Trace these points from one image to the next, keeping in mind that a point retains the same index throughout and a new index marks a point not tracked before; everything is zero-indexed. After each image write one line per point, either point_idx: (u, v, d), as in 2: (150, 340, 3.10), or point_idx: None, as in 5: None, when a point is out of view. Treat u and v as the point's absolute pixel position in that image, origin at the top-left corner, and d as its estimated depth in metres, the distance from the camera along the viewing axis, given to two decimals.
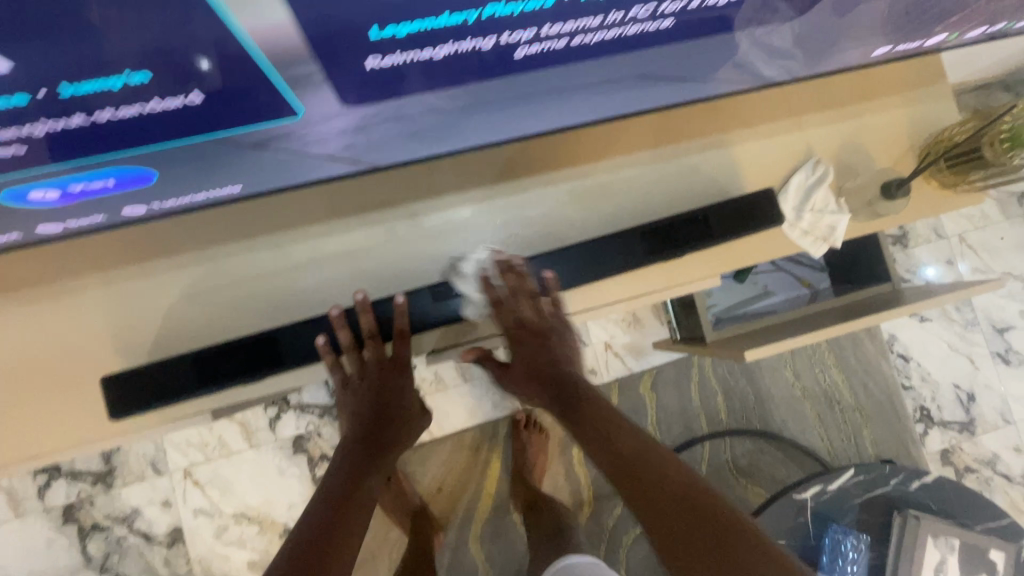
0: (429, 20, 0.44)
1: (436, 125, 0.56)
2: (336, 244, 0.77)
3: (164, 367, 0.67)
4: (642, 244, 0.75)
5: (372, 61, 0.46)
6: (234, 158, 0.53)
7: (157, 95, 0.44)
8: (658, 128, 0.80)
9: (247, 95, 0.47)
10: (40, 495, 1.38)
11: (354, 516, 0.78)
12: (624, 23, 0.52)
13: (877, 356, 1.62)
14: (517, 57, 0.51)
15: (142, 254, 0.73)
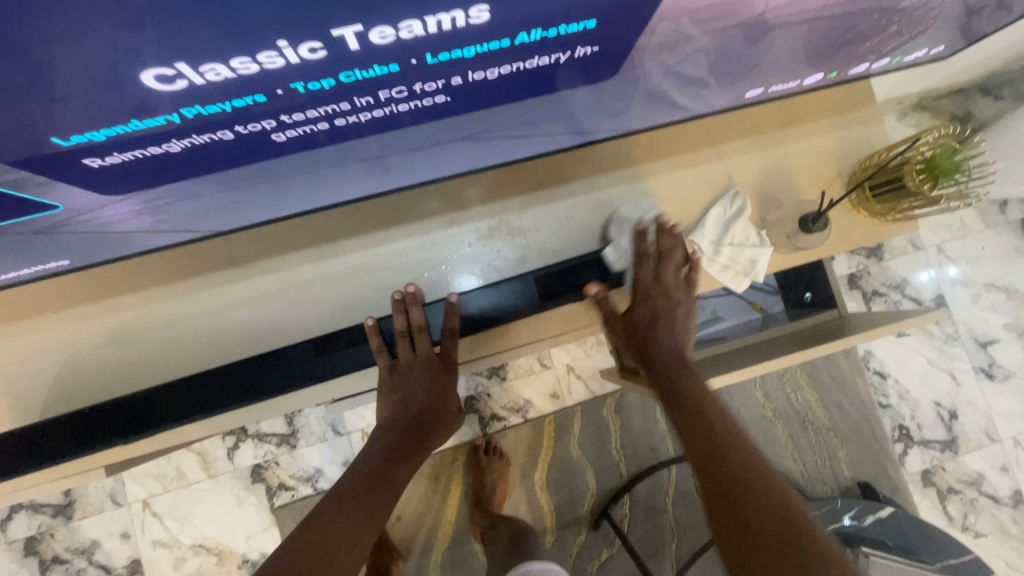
0: (119, 126, 0.38)
1: (248, 197, 0.53)
2: (230, 294, 0.74)
3: (40, 431, 0.70)
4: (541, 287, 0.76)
5: (95, 161, 0.42)
6: (40, 241, 0.50)
7: None
8: (568, 163, 0.78)
9: None
10: (2, 527, 1.40)
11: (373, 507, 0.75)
12: (398, 102, 0.45)
13: (852, 374, 1.56)
14: (276, 141, 0.46)
15: (36, 308, 0.71)
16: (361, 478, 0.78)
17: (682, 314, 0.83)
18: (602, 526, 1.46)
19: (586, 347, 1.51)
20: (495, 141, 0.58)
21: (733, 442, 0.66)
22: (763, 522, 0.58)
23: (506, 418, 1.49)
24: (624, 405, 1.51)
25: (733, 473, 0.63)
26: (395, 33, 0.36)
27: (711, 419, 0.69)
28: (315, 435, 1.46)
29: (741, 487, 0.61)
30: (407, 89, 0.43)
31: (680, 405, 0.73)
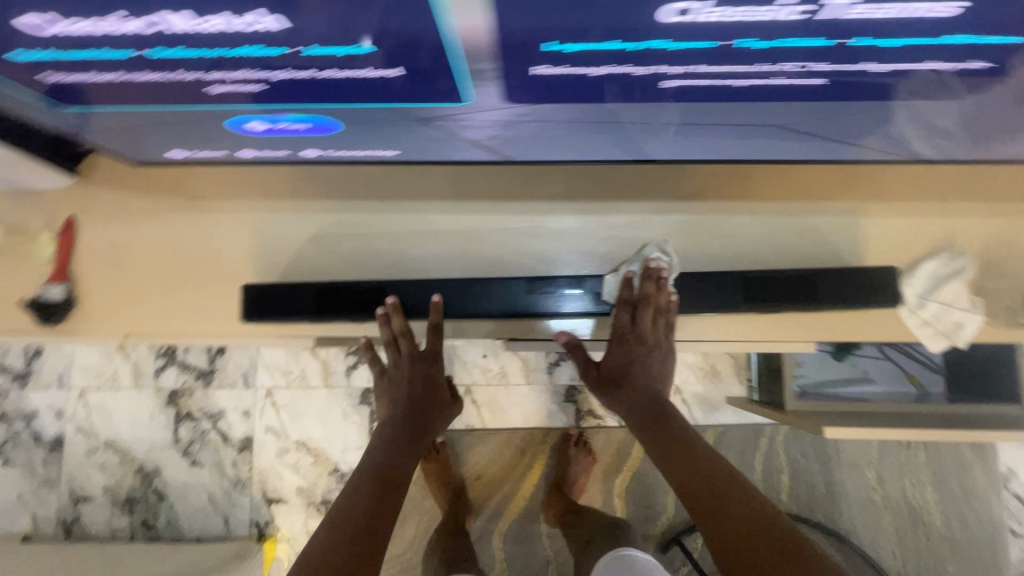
0: (596, 42, 0.36)
1: (580, 137, 0.52)
2: (446, 223, 0.84)
3: (292, 290, 0.84)
4: (742, 289, 0.78)
5: (541, 70, 0.38)
6: (407, 130, 0.49)
7: (355, 66, 0.37)
8: (782, 179, 0.80)
9: (431, 80, 0.39)
10: (157, 374, 1.63)
11: (387, 495, 0.91)
12: (784, 74, 0.42)
13: (984, 488, 1.43)
14: (663, 87, 0.42)
15: (299, 193, 0.85)
16: (369, 472, 0.94)
17: (657, 358, 0.93)
18: (671, 550, 1.45)
19: (699, 374, 1.50)
20: (791, 132, 0.57)
21: (709, 459, 0.83)
22: (736, 522, 0.75)
23: (602, 417, 1.51)
24: (723, 442, 1.48)
25: (719, 483, 0.80)
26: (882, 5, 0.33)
27: (687, 443, 0.86)
28: None
29: (717, 495, 0.79)
30: (807, 66, 0.41)
31: (670, 436, 0.88)
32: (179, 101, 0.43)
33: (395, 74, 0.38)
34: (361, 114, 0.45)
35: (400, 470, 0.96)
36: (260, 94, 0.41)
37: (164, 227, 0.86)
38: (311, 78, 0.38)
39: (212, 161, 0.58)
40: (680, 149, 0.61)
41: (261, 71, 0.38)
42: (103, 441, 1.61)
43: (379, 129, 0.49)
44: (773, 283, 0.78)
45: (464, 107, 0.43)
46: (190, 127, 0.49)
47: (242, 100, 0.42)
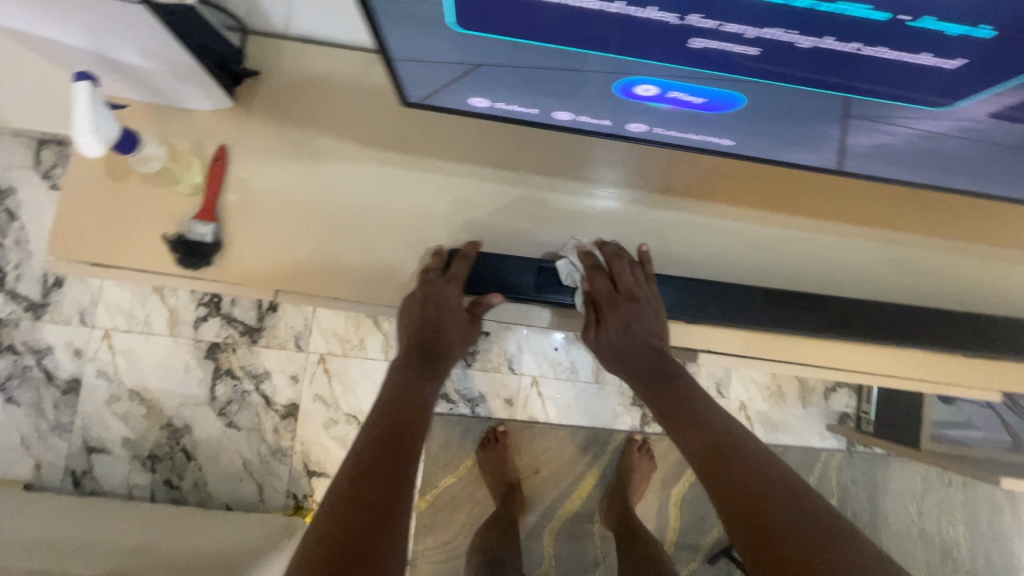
0: None
1: (948, 160, 0.52)
2: (643, 213, 0.77)
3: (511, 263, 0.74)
4: (989, 332, 0.75)
5: None
6: (800, 124, 0.46)
7: (923, 50, 0.34)
8: (999, 221, 0.77)
9: (962, 79, 0.36)
10: (195, 325, 1.49)
11: (410, 418, 0.73)
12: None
13: (1014, 531, 1.51)
14: None
15: (491, 159, 0.77)
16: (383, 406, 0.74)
17: (654, 314, 0.74)
18: (719, 563, 1.47)
19: (765, 393, 1.52)
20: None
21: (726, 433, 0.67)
22: (742, 487, 0.60)
23: None
24: None
25: (732, 453, 0.64)
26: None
27: (693, 411, 0.71)
28: (491, 363, 1.50)
29: (727, 464, 0.63)
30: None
31: (676, 414, 0.71)
32: (632, 50, 0.38)
33: (951, 65, 0.35)
34: (792, 99, 0.42)
35: (422, 394, 0.78)
36: (741, 58, 0.37)
37: (327, 172, 0.75)
38: (859, 56, 0.35)
39: (515, 117, 0.51)
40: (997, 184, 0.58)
41: (799, 34, 0.34)
42: (128, 390, 1.46)
43: (763, 115, 0.46)
44: (992, 328, 0.75)
45: (930, 111, 0.41)
46: (554, 78, 0.44)
47: (706, 60, 0.38)
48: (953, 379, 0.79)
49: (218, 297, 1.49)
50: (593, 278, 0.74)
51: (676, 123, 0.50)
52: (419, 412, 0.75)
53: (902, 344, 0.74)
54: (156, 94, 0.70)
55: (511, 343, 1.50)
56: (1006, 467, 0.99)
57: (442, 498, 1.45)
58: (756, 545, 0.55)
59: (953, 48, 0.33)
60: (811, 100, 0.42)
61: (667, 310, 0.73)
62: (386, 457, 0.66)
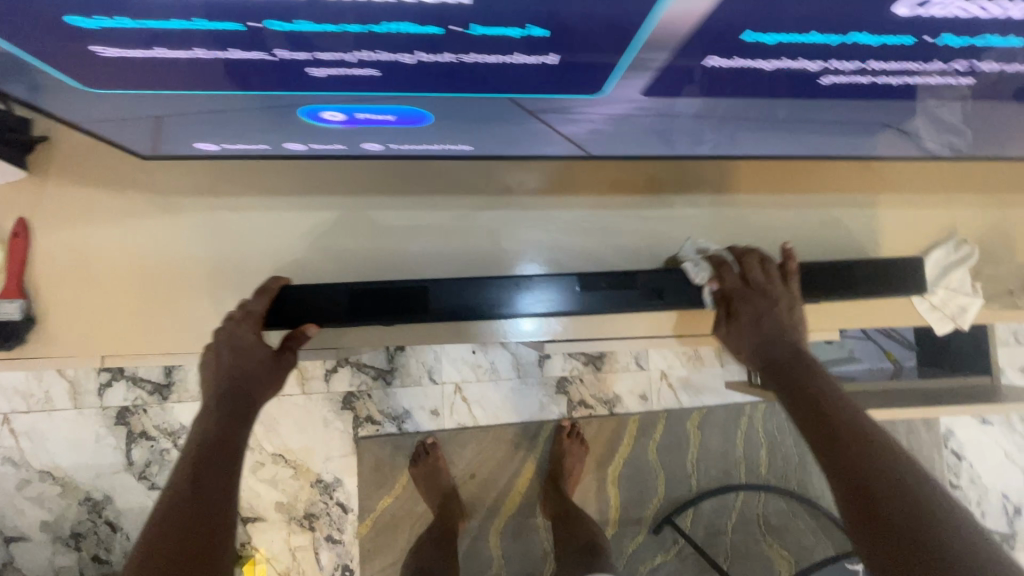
0: (796, 34, 0.32)
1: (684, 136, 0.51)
2: (468, 218, 0.78)
3: (321, 292, 0.72)
4: (811, 281, 0.76)
5: (714, 61, 0.34)
6: (503, 125, 0.44)
7: (510, 51, 0.32)
8: (806, 171, 0.81)
9: (581, 69, 0.34)
10: (99, 393, 1.43)
11: (217, 474, 0.63)
12: (926, 74, 0.42)
13: (930, 447, 1.60)
14: (820, 85, 0.40)
15: (308, 188, 0.76)
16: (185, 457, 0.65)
17: (783, 308, 0.74)
18: (663, 531, 1.50)
19: (683, 358, 1.56)
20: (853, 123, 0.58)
21: (848, 423, 0.63)
22: (867, 478, 0.57)
23: (593, 407, 1.53)
24: (707, 423, 1.54)
25: (846, 430, 0.63)
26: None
27: (811, 389, 0.69)
28: (411, 377, 1.50)
29: (841, 441, 0.62)
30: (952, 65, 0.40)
31: (798, 400, 0.68)
32: (258, 86, 0.36)
33: (553, 59, 0.33)
34: (463, 105, 0.40)
35: (233, 442, 0.67)
36: (361, 81, 0.35)
37: (136, 228, 0.73)
38: (463, 64, 0.33)
39: (245, 156, 0.50)
40: (760, 143, 0.58)
41: (381, 54, 0.32)
42: (38, 471, 1.40)
43: (463, 124, 0.44)
44: (815, 277, 0.76)
45: (591, 98, 0.39)
46: (244, 118, 0.42)
47: (331, 86, 0.36)
48: None
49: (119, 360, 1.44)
50: (733, 285, 0.74)
51: (401, 139, 0.47)
52: (229, 464, 0.66)
53: (716, 305, 0.76)
54: None
55: (427, 354, 1.51)
56: (877, 394, 1.05)
57: (383, 519, 1.45)
58: (869, 531, 0.54)
59: (530, 47, 0.31)
60: (490, 105, 0.40)
61: (482, 311, 0.72)
62: (178, 529, 0.58)
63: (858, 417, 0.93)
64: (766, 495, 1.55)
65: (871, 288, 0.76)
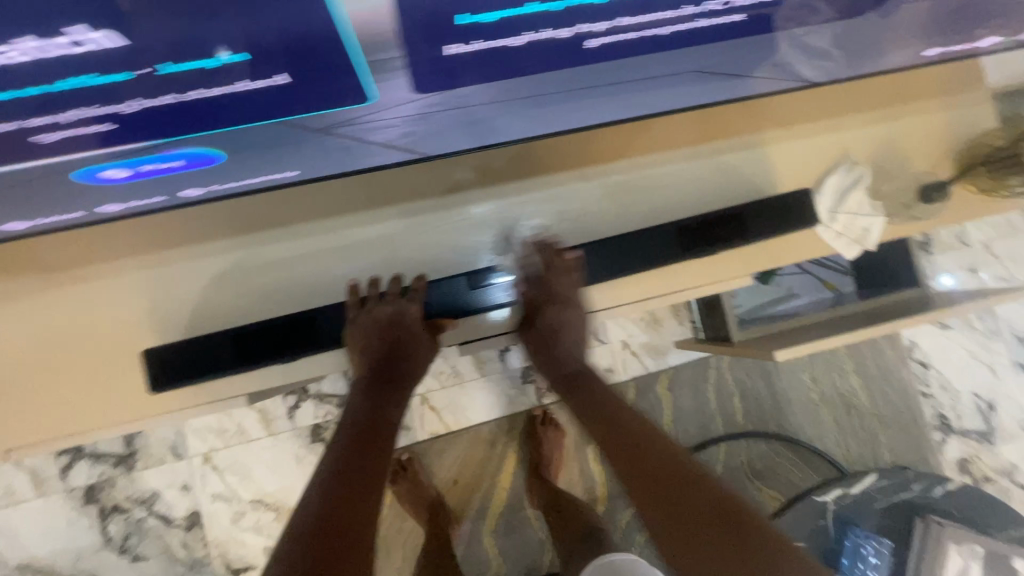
0: (515, 6, 0.31)
1: (506, 123, 0.50)
2: (357, 236, 0.76)
3: (205, 344, 0.68)
4: (705, 232, 0.76)
5: (452, 49, 0.34)
6: (301, 148, 0.43)
7: (234, 80, 0.32)
8: (690, 124, 0.80)
9: (323, 82, 0.34)
10: (62, 476, 1.40)
11: (376, 438, 0.71)
12: (711, 16, 0.40)
13: (897, 363, 1.61)
14: (590, 47, 0.38)
15: (183, 237, 0.73)
16: (350, 425, 0.72)
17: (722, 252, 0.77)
18: None
19: (641, 325, 1.54)
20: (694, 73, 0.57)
21: (655, 451, 0.76)
22: (660, 503, 0.70)
23: None
24: (676, 383, 1.55)
25: (696, 501, 0.69)
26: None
27: (657, 466, 0.74)
28: None
29: (688, 495, 0.70)
30: (732, 5, 0.39)
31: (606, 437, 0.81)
32: (20, 162, 0.37)
33: (284, 80, 0.34)
34: (245, 139, 0.40)
35: (388, 421, 0.74)
36: (120, 134, 0.36)
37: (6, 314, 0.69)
38: (202, 99, 0.34)
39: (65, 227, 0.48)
40: (610, 111, 0.57)
41: (116, 107, 0.33)
42: (16, 567, 1.38)
43: (261, 156, 0.43)
44: (710, 227, 0.75)
45: (367, 106, 0.38)
46: (31, 193, 0.41)
47: (97, 146, 0.36)
48: (706, 279, 0.81)
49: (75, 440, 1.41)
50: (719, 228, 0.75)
51: (214, 180, 0.46)
52: (387, 439, 0.72)
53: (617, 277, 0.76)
54: None
55: None
56: (815, 326, 1.05)
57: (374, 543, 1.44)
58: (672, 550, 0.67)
59: (247, 70, 0.32)
60: (266, 137, 0.40)
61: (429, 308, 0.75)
62: (351, 480, 0.63)
63: (786, 355, 0.90)
64: (747, 441, 1.55)
65: (767, 231, 0.76)
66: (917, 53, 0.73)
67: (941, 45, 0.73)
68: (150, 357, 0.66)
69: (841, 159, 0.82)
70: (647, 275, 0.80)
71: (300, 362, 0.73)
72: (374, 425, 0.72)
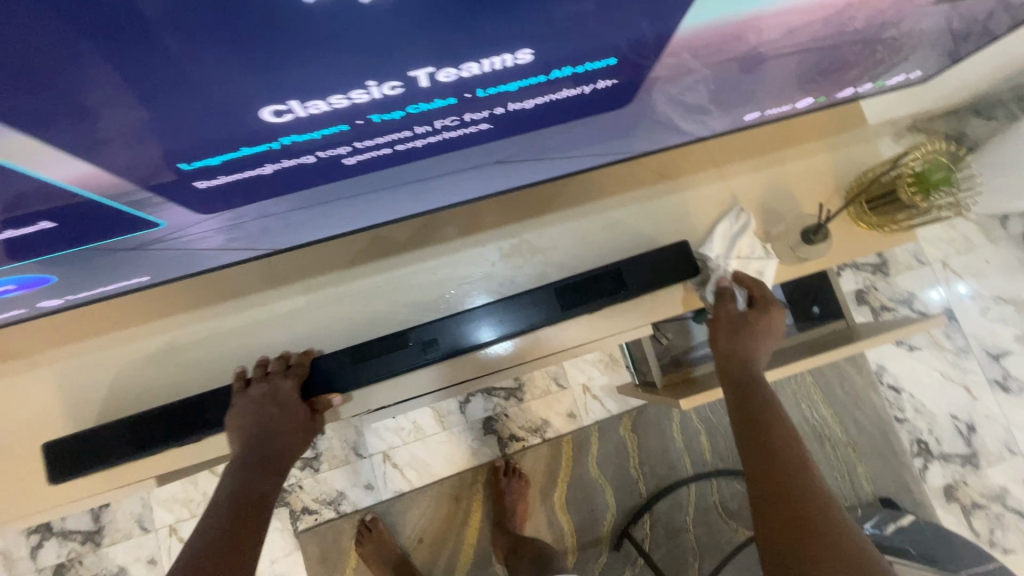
0: (232, 152, 0.43)
1: (341, 213, 0.57)
2: (262, 316, 0.79)
3: (103, 432, 0.72)
4: (592, 287, 0.78)
5: (202, 182, 0.45)
6: (131, 256, 0.53)
7: (9, 228, 0.43)
8: (580, 184, 0.83)
9: (92, 219, 0.46)
10: (32, 556, 1.42)
11: (242, 525, 0.67)
12: (450, 130, 0.49)
13: (866, 388, 1.58)
14: (348, 163, 0.49)
15: (94, 329, 0.77)
16: (216, 512, 0.67)
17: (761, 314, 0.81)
18: (623, 546, 1.47)
19: (600, 367, 1.54)
20: (518, 163, 0.60)
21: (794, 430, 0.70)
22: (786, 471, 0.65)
23: (524, 439, 1.52)
24: (640, 424, 1.53)
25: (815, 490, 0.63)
26: (466, 68, 0.41)
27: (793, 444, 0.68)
28: (337, 457, 1.47)
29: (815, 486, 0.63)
30: (462, 118, 0.48)
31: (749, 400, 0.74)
32: None
33: (49, 224, 0.44)
34: (69, 256, 0.50)
35: (261, 501, 0.70)
36: None
37: None
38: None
39: None
40: (443, 194, 0.61)
41: None
42: None
43: (93, 267, 0.52)
44: (588, 284, 0.78)
45: (160, 228, 0.50)
46: None
47: None
48: (610, 331, 0.82)
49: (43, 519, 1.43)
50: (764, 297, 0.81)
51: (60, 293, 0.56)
52: (256, 522, 0.68)
53: (515, 335, 0.78)
54: None
55: (350, 429, 1.48)
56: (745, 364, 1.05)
57: None
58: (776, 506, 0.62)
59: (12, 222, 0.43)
60: (72, 252, 0.49)
61: (335, 379, 0.76)
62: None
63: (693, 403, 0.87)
64: (718, 481, 1.52)
65: (643, 283, 0.79)
66: (744, 116, 0.72)
67: (777, 106, 0.72)
68: (52, 449, 0.71)
69: (733, 203, 0.84)
70: (550, 334, 0.80)
71: (203, 441, 0.75)
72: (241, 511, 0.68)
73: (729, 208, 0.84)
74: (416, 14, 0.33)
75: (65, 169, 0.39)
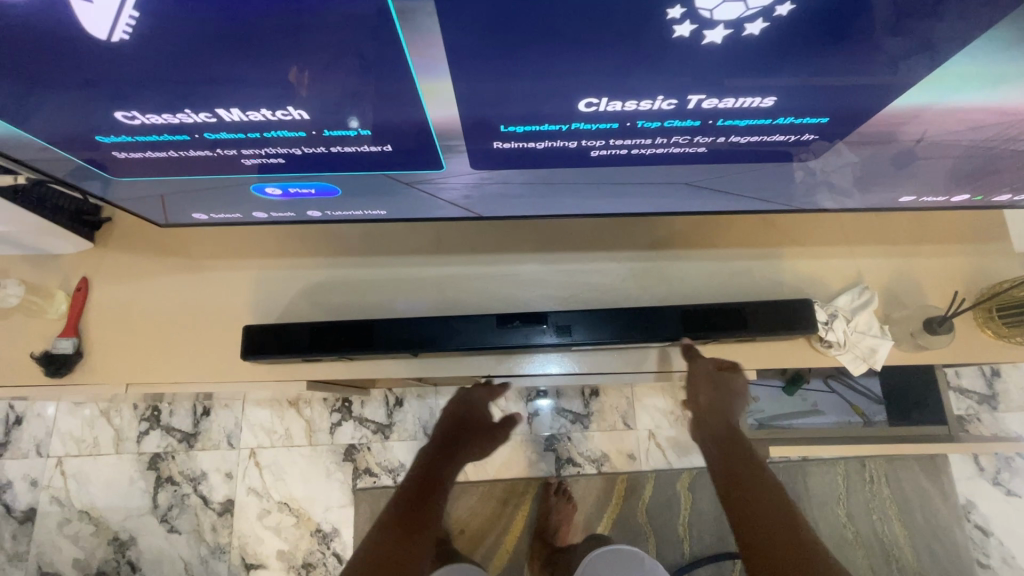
0: (538, 125, 0.51)
1: (550, 198, 0.66)
2: (421, 273, 0.94)
3: (288, 330, 0.87)
4: (718, 318, 0.84)
5: (497, 144, 0.53)
6: (394, 192, 0.63)
7: (364, 143, 0.53)
8: (714, 231, 0.93)
9: (413, 153, 0.55)
10: (137, 439, 1.63)
11: (430, 492, 0.97)
12: (677, 146, 0.56)
13: (950, 520, 1.49)
14: (592, 156, 0.57)
15: (294, 251, 0.95)
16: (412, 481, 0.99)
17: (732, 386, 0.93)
18: None
19: (670, 418, 1.57)
20: (703, 189, 0.68)
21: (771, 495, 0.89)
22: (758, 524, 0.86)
23: (581, 465, 1.56)
24: (698, 484, 1.53)
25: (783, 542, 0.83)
26: (726, 101, 0.49)
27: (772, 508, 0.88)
28: (408, 432, 1.62)
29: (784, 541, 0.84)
30: (693, 139, 0.55)
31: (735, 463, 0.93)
32: (224, 172, 0.59)
33: (388, 148, 0.54)
34: (358, 180, 0.60)
35: (442, 478, 1.00)
36: (285, 166, 0.57)
37: (163, 283, 0.94)
38: (344, 154, 0.55)
39: (227, 223, 0.71)
40: (622, 203, 0.70)
41: (292, 148, 0.54)
42: (77, 511, 1.58)
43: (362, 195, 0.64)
44: (708, 318, 0.84)
45: (441, 172, 0.58)
46: (217, 194, 0.64)
47: (275, 169, 0.58)
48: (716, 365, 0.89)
49: (157, 410, 1.64)
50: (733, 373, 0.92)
51: (336, 208, 0.67)
52: (436, 495, 0.98)
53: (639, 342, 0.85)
54: (26, 247, 0.91)
55: (423, 410, 1.65)
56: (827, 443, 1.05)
57: None
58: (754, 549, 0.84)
59: (369, 140, 0.53)
60: (365, 180, 0.60)
61: (470, 341, 0.85)
62: (405, 521, 0.92)
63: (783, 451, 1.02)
64: None
65: (764, 327, 0.84)
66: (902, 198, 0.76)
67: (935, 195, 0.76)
68: (248, 332, 0.87)
69: (858, 280, 0.90)
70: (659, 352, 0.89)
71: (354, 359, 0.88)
72: (427, 483, 0.99)
73: (855, 289, 0.88)
74: (740, 56, 0.43)
75: (445, 110, 0.48)
